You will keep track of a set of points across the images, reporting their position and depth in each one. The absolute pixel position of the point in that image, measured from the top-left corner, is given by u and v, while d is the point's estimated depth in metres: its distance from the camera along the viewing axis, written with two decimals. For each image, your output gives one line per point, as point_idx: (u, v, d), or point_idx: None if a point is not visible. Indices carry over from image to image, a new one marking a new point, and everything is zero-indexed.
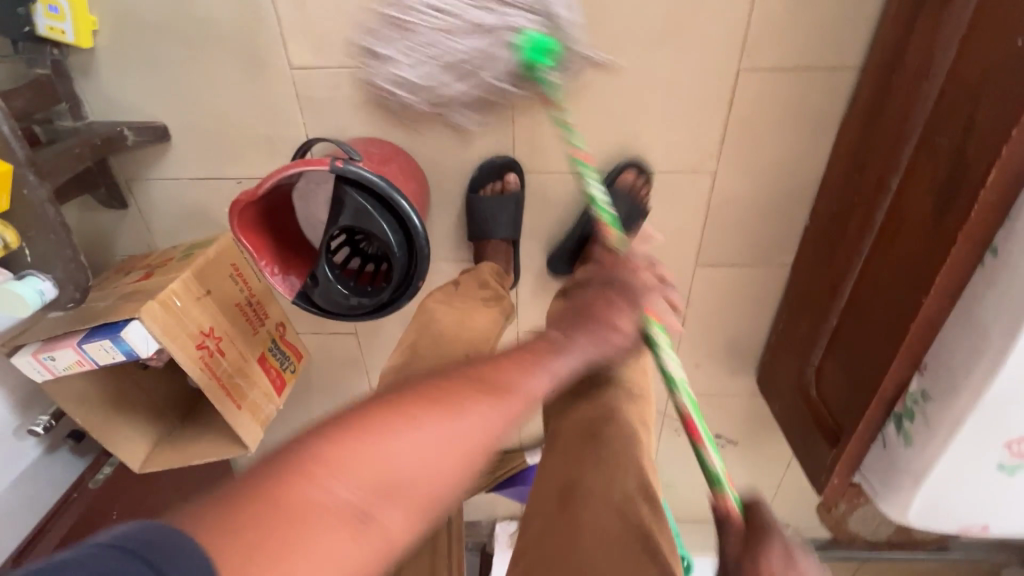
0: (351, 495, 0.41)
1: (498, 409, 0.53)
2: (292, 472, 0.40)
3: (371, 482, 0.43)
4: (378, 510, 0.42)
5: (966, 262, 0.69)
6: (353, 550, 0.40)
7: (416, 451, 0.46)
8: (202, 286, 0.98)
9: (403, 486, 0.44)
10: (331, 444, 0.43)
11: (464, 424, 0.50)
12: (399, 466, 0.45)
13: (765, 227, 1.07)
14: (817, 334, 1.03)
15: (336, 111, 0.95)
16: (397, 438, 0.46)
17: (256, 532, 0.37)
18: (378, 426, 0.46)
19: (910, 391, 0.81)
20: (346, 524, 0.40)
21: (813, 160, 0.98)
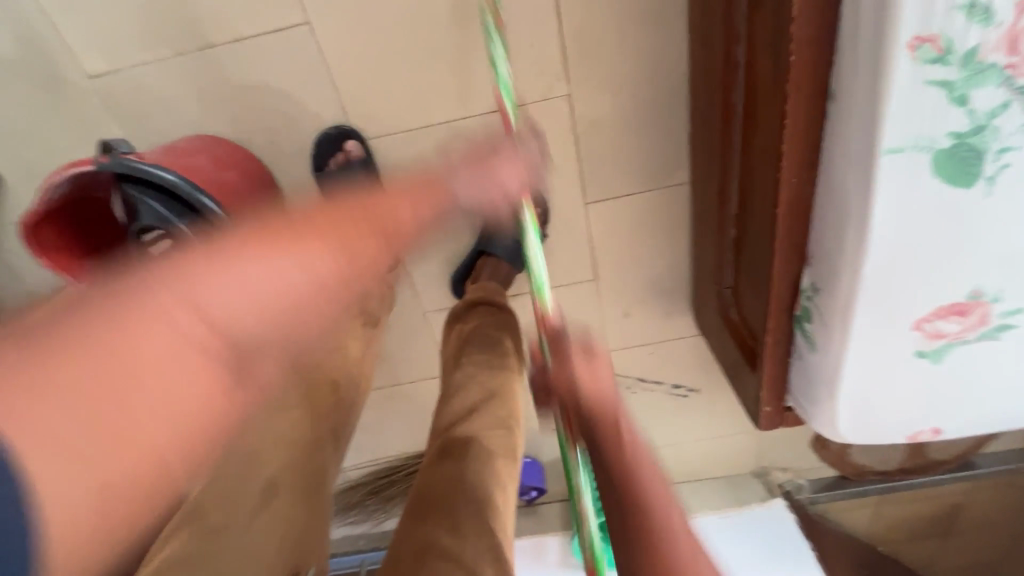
0: (232, 319, 0.38)
1: (345, 251, 0.50)
2: (116, 324, 0.34)
3: (246, 319, 0.39)
4: (250, 353, 0.39)
5: (806, 119, 0.58)
6: (187, 386, 0.35)
7: (242, 285, 0.40)
8: None
9: (277, 319, 0.41)
10: (174, 281, 0.37)
11: (294, 263, 0.45)
12: (251, 310, 0.39)
13: (644, 145, 0.97)
14: (722, 250, 0.91)
15: (153, 117, 0.91)
16: (253, 268, 0.41)
17: (102, 379, 0.32)
18: (200, 272, 0.39)
19: (803, 288, 0.69)
20: (191, 386, 0.35)
21: (670, 56, 0.89)
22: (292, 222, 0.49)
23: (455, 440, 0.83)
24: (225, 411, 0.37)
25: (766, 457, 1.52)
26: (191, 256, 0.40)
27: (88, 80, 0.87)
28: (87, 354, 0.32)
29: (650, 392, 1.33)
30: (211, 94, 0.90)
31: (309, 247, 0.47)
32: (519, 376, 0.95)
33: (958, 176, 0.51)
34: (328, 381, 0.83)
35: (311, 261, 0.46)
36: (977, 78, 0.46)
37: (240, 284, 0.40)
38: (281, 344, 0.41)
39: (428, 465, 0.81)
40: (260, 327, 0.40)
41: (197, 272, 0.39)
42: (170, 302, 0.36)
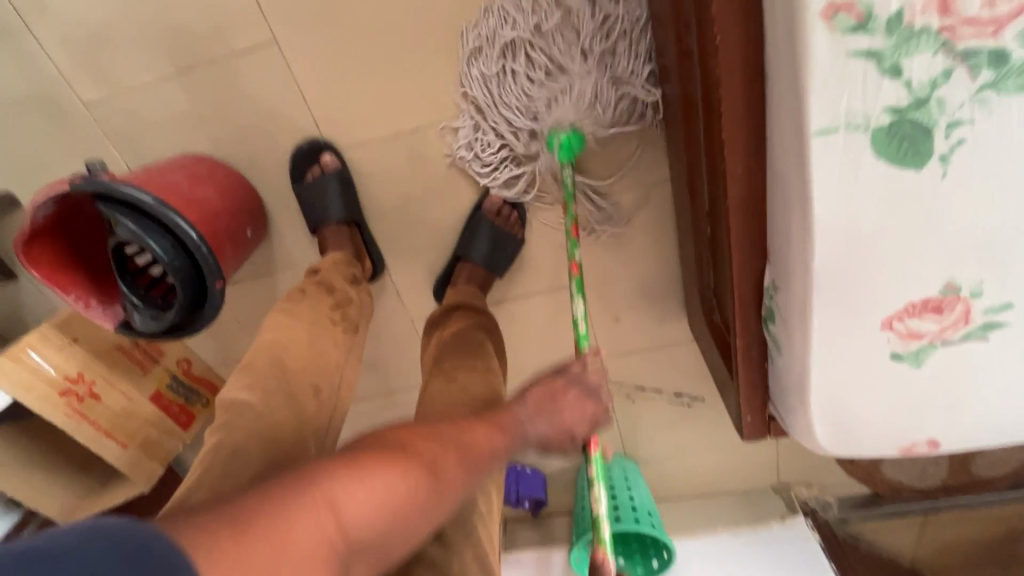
0: (357, 523, 0.48)
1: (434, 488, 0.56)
2: (279, 515, 0.43)
3: (371, 522, 0.49)
4: (355, 544, 0.48)
5: (742, 104, 0.54)
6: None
7: (379, 491, 0.51)
8: (69, 334, 1.01)
9: (389, 530, 0.51)
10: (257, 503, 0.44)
11: (379, 481, 0.51)
12: (379, 500, 0.51)
13: (619, 142, 0.94)
14: (701, 249, 0.86)
15: (144, 138, 0.97)
16: (359, 490, 0.49)
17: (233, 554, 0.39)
18: (340, 481, 0.49)
19: (766, 286, 0.64)
20: (316, 554, 0.44)
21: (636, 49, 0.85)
22: (385, 443, 0.56)
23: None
24: None
25: (787, 472, 1.42)
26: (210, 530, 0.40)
27: (87, 107, 0.95)
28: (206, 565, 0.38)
29: (651, 400, 1.27)
30: (195, 115, 0.95)
31: (380, 475, 0.52)
32: (497, 374, 0.86)
33: (906, 156, 0.46)
34: (309, 388, 0.80)
35: (392, 479, 0.52)
36: (908, 45, 0.42)
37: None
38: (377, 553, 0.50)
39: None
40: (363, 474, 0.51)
41: (325, 492, 0.47)
42: (323, 501, 0.47)
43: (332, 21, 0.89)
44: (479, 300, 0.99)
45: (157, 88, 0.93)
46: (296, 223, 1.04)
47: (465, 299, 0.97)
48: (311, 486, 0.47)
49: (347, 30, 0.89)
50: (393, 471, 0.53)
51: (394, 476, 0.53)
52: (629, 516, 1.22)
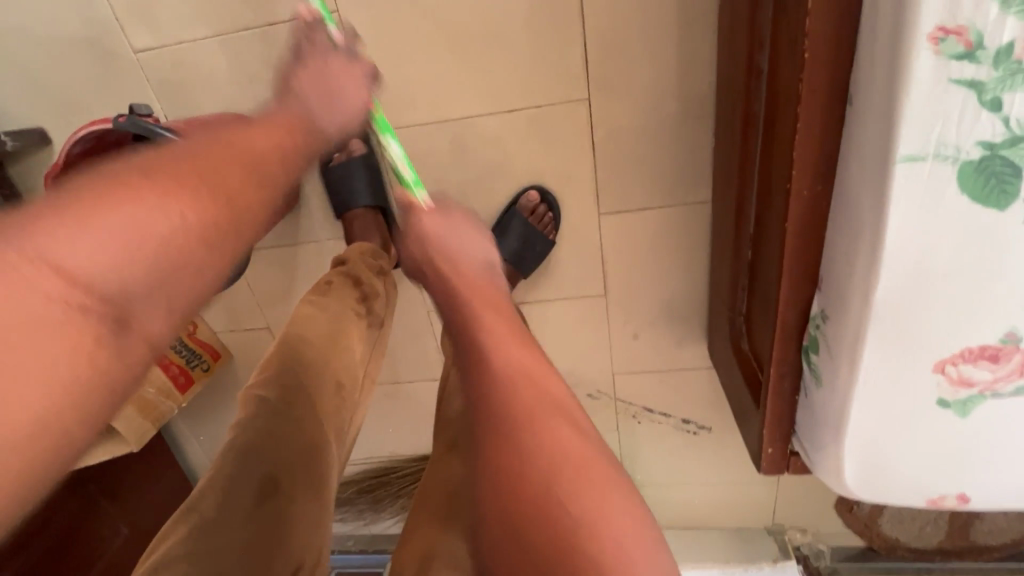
0: (91, 271, 0.36)
1: (213, 193, 0.45)
2: (1, 267, 0.33)
3: (123, 271, 0.38)
4: (133, 300, 0.38)
5: (823, 127, 0.53)
6: (70, 354, 0.34)
7: (164, 219, 0.41)
8: None
9: (170, 257, 0.41)
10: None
11: (139, 213, 0.40)
12: (128, 239, 0.39)
13: (668, 157, 0.91)
14: (737, 274, 0.85)
15: (190, 92, 0.96)
16: (126, 214, 0.39)
17: None
18: (40, 236, 0.35)
19: (812, 315, 0.63)
20: (67, 331, 0.34)
21: (697, 66, 0.84)
22: (129, 169, 0.43)
23: (469, 440, 0.75)
24: (99, 377, 0.36)
25: (783, 514, 1.39)
26: None
27: (135, 54, 0.93)
28: None
29: (657, 423, 1.25)
30: (242, 75, 0.94)
31: (160, 194, 0.42)
32: None
33: (990, 194, 0.45)
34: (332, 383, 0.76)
35: (165, 205, 0.42)
36: (1014, 80, 0.41)
37: (50, 357, 0.33)
38: (162, 303, 0.40)
39: (434, 462, 0.75)
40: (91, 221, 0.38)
41: (29, 242, 0.35)
42: (21, 255, 0.34)
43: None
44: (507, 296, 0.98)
45: (207, 42, 0.92)
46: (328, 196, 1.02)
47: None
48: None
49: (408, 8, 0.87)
50: (174, 202, 0.42)
51: (175, 199, 0.43)
52: None
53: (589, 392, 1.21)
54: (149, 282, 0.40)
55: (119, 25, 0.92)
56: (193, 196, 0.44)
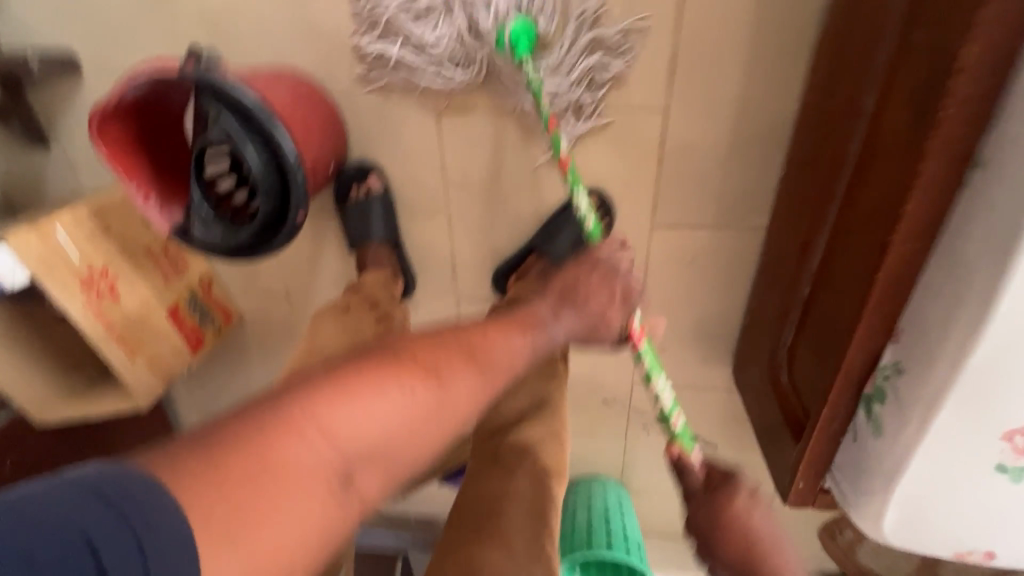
0: (352, 442, 0.48)
1: (441, 397, 0.56)
2: (272, 433, 0.45)
3: (362, 441, 0.49)
4: (356, 470, 0.48)
5: (947, 182, 0.53)
6: (316, 507, 0.45)
7: (400, 418, 0.52)
8: (101, 223, 0.92)
9: (393, 446, 0.51)
10: (305, 400, 0.48)
11: (387, 403, 0.52)
12: (375, 422, 0.50)
13: (733, 178, 0.91)
14: (788, 307, 0.86)
15: (244, 38, 0.89)
16: (376, 402, 0.51)
17: (225, 475, 0.41)
18: (316, 420, 0.47)
19: (880, 365, 0.64)
20: (316, 487, 0.45)
21: (782, 94, 0.82)
22: (393, 354, 0.56)
23: (506, 451, 0.74)
24: (336, 526, 0.46)
25: None
26: (244, 418, 0.45)
27: None
28: (205, 493, 0.40)
29: (666, 437, 1.26)
30: (305, 30, 0.88)
31: (409, 383, 0.54)
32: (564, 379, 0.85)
33: None
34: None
35: (407, 392, 0.54)
36: None
37: (299, 512, 0.43)
38: (379, 468, 0.50)
39: (475, 470, 0.73)
40: (368, 390, 0.51)
41: (312, 418, 0.47)
42: (297, 426, 0.46)
43: None
44: None
45: None
46: (375, 169, 0.98)
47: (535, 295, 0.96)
48: (293, 402, 0.47)
49: None
50: (411, 400, 0.54)
51: (414, 395, 0.54)
52: (620, 547, 1.21)
53: (605, 398, 1.21)
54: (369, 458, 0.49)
55: None
56: (415, 381, 0.55)
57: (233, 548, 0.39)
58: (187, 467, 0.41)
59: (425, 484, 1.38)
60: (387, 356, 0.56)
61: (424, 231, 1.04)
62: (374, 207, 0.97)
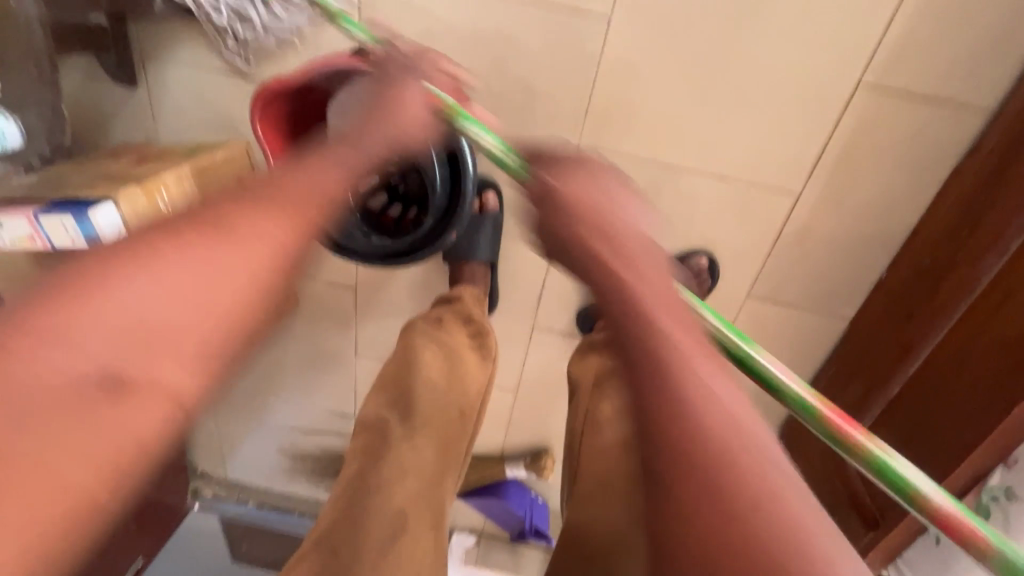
0: (158, 334, 0.40)
1: (214, 261, 0.43)
2: (103, 354, 0.38)
3: (143, 327, 0.39)
4: (133, 368, 0.38)
5: None
6: (97, 423, 0.36)
7: (163, 295, 0.40)
8: (199, 190, 0.84)
9: (167, 325, 0.40)
10: (76, 297, 0.38)
11: (139, 286, 0.40)
12: (139, 307, 0.40)
13: (836, 270, 0.94)
14: (867, 400, 0.90)
15: (397, 31, 0.84)
16: (135, 284, 0.40)
17: (56, 422, 0.36)
18: (26, 338, 0.36)
19: (987, 484, 0.71)
20: (72, 395, 0.36)
21: (909, 204, 0.86)
22: (180, 220, 0.45)
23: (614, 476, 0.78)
24: (124, 442, 0.37)
25: None
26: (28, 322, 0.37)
27: None
28: (16, 436, 0.34)
29: None
30: (462, 33, 0.83)
31: (199, 251, 0.43)
32: None
33: None
34: (455, 409, 0.88)
35: (196, 268, 0.42)
36: None
37: (100, 433, 0.36)
38: (175, 352, 0.40)
39: (587, 494, 0.76)
40: (113, 286, 0.39)
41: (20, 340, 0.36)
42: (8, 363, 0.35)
43: (675, 20, 0.78)
44: None
45: None
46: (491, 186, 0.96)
47: None
48: (87, 305, 0.38)
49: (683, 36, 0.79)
50: (161, 282, 0.41)
51: (145, 279, 0.40)
52: None
53: None
54: (122, 352, 0.38)
55: None
56: (207, 239, 0.44)
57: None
58: None
59: None
60: (154, 240, 0.42)
61: (522, 256, 1.04)
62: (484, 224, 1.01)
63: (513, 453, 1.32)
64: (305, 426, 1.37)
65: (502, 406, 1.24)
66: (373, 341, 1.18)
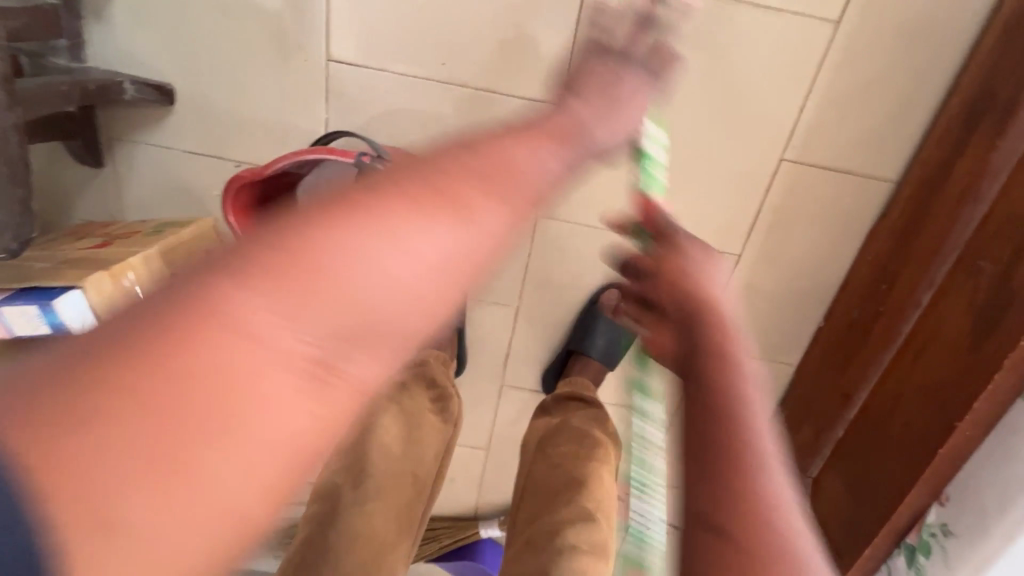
0: (366, 299, 0.34)
1: (445, 243, 0.37)
2: (315, 281, 0.32)
3: (386, 291, 0.34)
4: (345, 349, 0.33)
5: (1008, 393, 0.66)
6: (304, 396, 0.31)
7: (397, 268, 0.35)
8: (166, 269, 0.85)
9: (388, 306, 0.34)
10: (305, 238, 0.33)
11: (394, 251, 0.35)
12: (358, 288, 0.33)
13: (781, 320, 1.02)
14: (818, 444, 0.96)
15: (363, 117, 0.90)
16: (375, 262, 0.34)
17: (196, 352, 0.29)
18: (260, 280, 0.31)
19: (926, 521, 0.75)
20: (300, 365, 0.31)
21: (837, 260, 0.95)
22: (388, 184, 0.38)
23: (541, 532, 0.77)
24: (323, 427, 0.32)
25: None
26: (269, 248, 0.33)
27: (326, 61, 0.86)
28: (182, 400, 0.28)
29: None
30: (427, 118, 0.89)
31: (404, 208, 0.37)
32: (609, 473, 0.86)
33: None
34: (410, 474, 0.85)
35: (421, 236, 0.37)
36: None
37: (293, 401, 0.30)
38: (375, 337, 0.34)
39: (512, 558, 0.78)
40: (364, 240, 0.34)
41: (242, 288, 0.31)
42: (215, 317, 0.30)
43: None
44: (587, 393, 0.99)
45: (403, 74, 0.87)
46: None
47: (577, 390, 0.99)
48: (306, 256, 0.33)
49: None
50: (401, 252, 0.35)
51: (383, 251, 0.35)
52: None
53: None
54: (339, 331, 0.33)
55: (318, 24, 0.84)
56: (476, 202, 0.40)
57: (173, 479, 0.27)
58: (137, 343, 0.28)
59: (416, 560, 1.31)
60: (374, 196, 0.37)
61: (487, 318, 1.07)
62: None
63: (488, 513, 1.31)
64: None
65: (476, 465, 1.25)
66: None
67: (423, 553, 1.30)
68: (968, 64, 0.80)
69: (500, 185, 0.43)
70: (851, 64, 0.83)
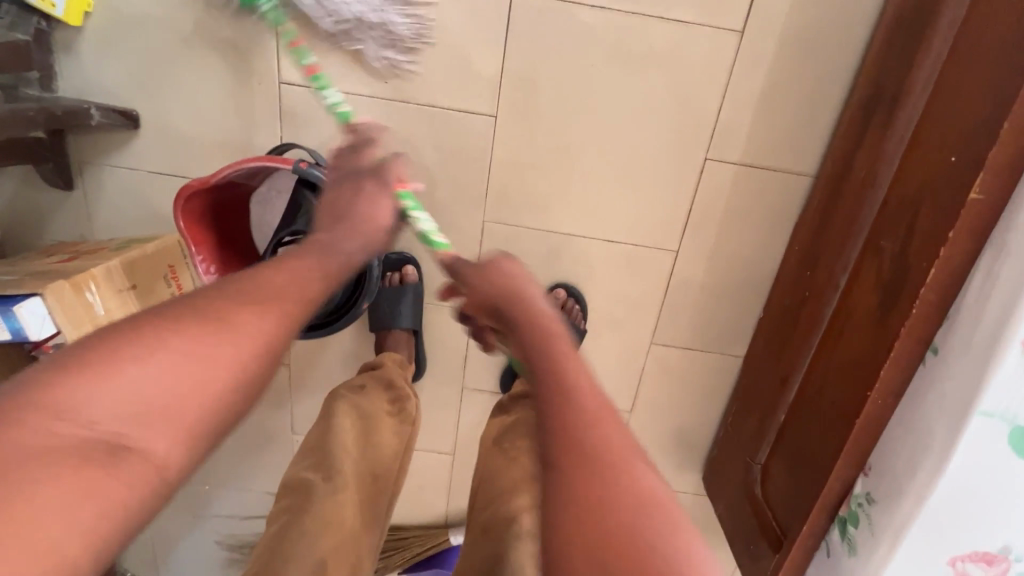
0: (151, 398, 0.42)
1: (228, 342, 0.47)
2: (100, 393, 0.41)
3: (159, 390, 0.43)
4: (133, 435, 0.42)
5: (909, 359, 0.70)
6: (94, 482, 0.39)
7: (180, 373, 0.44)
8: (128, 279, 0.89)
9: (170, 405, 0.43)
10: (96, 360, 0.42)
11: (170, 358, 0.44)
12: (145, 392, 0.43)
13: (722, 312, 1.06)
14: (763, 429, 0.99)
15: (316, 133, 0.96)
16: (149, 369, 0.43)
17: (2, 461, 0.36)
18: (60, 394, 0.40)
19: (854, 493, 0.79)
20: (94, 461, 0.40)
21: (768, 252, 1.01)
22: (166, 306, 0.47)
23: (497, 520, 0.79)
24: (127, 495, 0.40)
25: None
26: (62, 368, 0.41)
27: (278, 82, 0.93)
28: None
29: None
30: None
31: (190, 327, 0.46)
32: None
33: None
34: (370, 472, 0.87)
35: (202, 342, 0.46)
36: None
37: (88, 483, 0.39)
38: (167, 423, 0.43)
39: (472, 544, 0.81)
40: (147, 358, 0.43)
41: (46, 404, 0.39)
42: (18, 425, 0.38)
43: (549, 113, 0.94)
44: None
45: (350, 93, 0.94)
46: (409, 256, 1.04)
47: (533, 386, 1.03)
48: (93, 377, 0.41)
49: (556, 125, 0.94)
50: (178, 362, 0.44)
51: (165, 361, 0.44)
52: None
53: None
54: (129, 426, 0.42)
55: (269, 49, 0.91)
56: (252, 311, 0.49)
57: None
58: None
59: (387, 571, 1.30)
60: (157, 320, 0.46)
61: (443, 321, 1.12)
62: (406, 294, 1.07)
63: (459, 519, 1.32)
64: (239, 513, 1.31)
65: (443, 471, 1.26)
66: (309, 416, 1.20)
67: (394, 564, 1.30)
68: (863, 65, 0.87)
69: (283, 287, 0.52)
70: (759, 68, 0.90)
